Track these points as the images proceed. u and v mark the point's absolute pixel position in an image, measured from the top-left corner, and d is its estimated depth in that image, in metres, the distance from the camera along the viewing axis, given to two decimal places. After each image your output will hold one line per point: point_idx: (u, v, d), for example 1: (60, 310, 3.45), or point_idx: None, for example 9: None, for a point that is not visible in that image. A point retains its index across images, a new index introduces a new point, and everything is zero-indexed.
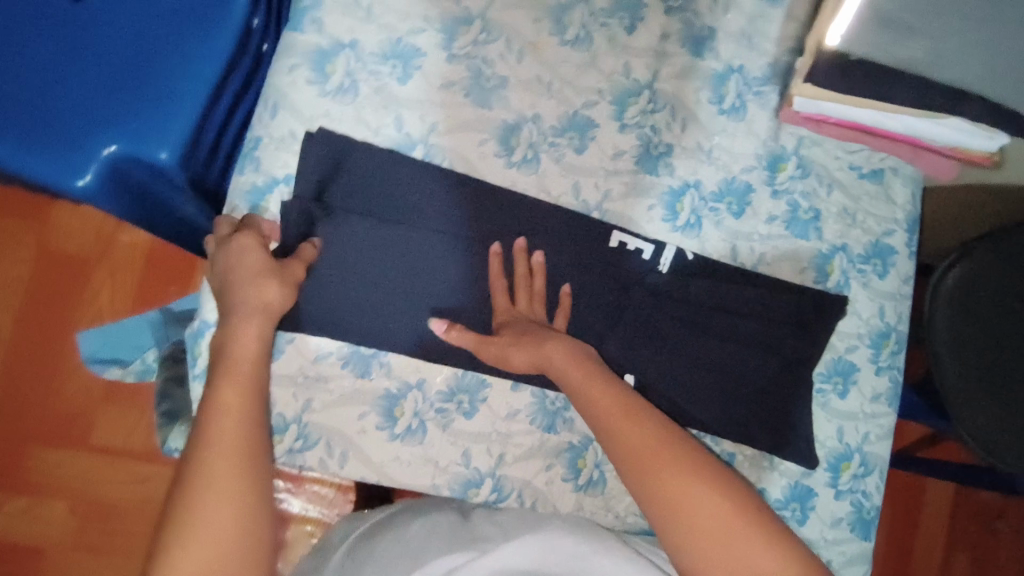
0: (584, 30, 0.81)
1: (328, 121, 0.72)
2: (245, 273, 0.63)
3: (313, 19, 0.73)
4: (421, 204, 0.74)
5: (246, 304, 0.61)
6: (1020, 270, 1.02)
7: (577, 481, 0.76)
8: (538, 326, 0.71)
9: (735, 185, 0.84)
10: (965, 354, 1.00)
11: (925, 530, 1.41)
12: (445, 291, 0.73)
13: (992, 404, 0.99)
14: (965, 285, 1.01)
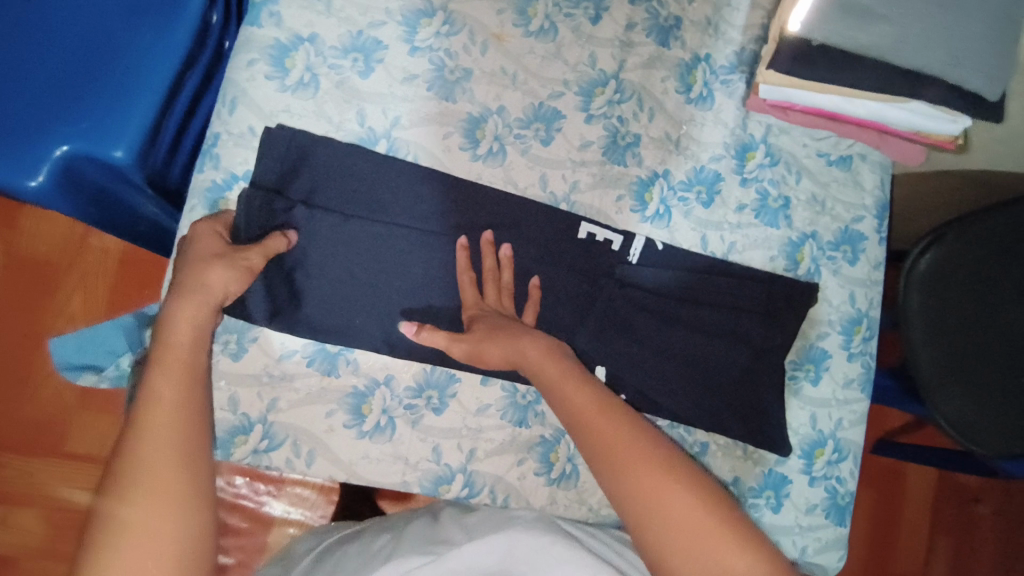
0: (548, 21, 0.80)
1: (289, 117, 0.71)
2: (194, 268, 0.62)
3: (270, 12, 0.71)
4: (387, 200, 0.73)
5: (193, 299, 0.61)
6: (993, 254, 1.01)
7: (550, 475, 0.76)
8: (508, 320, 0.71)
9: (704, 174, 0.84)
10: (937, 339, 1.01)
11: (909, 517, 1.43)
12: (413, 288, 0.72)
13: (966, 388, 1.00)
14: (937, 271, 1.02)
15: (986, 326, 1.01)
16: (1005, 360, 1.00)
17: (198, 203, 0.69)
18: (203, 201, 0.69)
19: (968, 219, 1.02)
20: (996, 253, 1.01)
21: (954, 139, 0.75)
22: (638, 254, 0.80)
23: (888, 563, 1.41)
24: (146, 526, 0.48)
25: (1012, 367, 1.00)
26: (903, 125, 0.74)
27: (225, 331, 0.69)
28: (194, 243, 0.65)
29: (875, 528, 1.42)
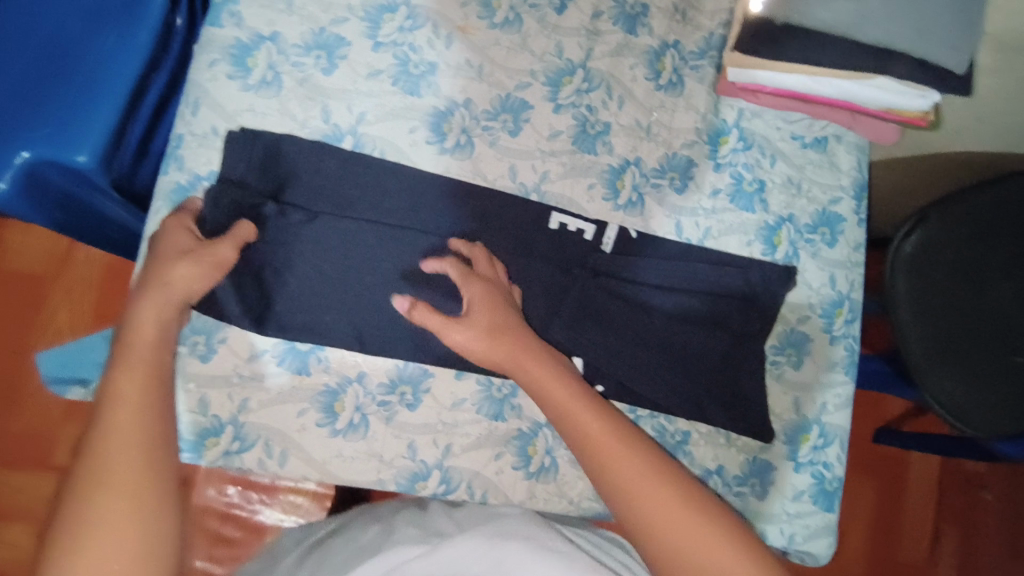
0: (513, 12, 0.80)
1: (252, 115, 0.71)
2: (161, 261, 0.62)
3: (231, 12, 0.72)
4: (356, 196, 0.72)
5: (158, 295, 0.61)
6: (974, 234, 1.01)
7: (528, 468, 0.75)
8: (494, 293, 0.69)
9: (677, 160, 0.83)
10: (926, 321, 0.99)
11: (913, 506, 1.41)
12: (385, 283, 0.72)
13: (956, 369, 0.99)
14: (923, 252, 1.00)
15: (971, 308, 1.00)
16: (993, 341, 1.00)
17: (162, 204, 0.69)
18: (167, 203, 0.69)
19: (949, 200, 1.01)
20: (976, 234, 1.00)
21: (925, 115, 0.74)
22: (612, 242, 0.80)
23: (895, 554, 1.39)
24: (110, 532, 0.48)
25: (1000, 347, 0.99)
26: (874, 103, 0.73)
27: (193, 333, 0.69)
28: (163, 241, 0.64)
29: (880, 519, 1.40)
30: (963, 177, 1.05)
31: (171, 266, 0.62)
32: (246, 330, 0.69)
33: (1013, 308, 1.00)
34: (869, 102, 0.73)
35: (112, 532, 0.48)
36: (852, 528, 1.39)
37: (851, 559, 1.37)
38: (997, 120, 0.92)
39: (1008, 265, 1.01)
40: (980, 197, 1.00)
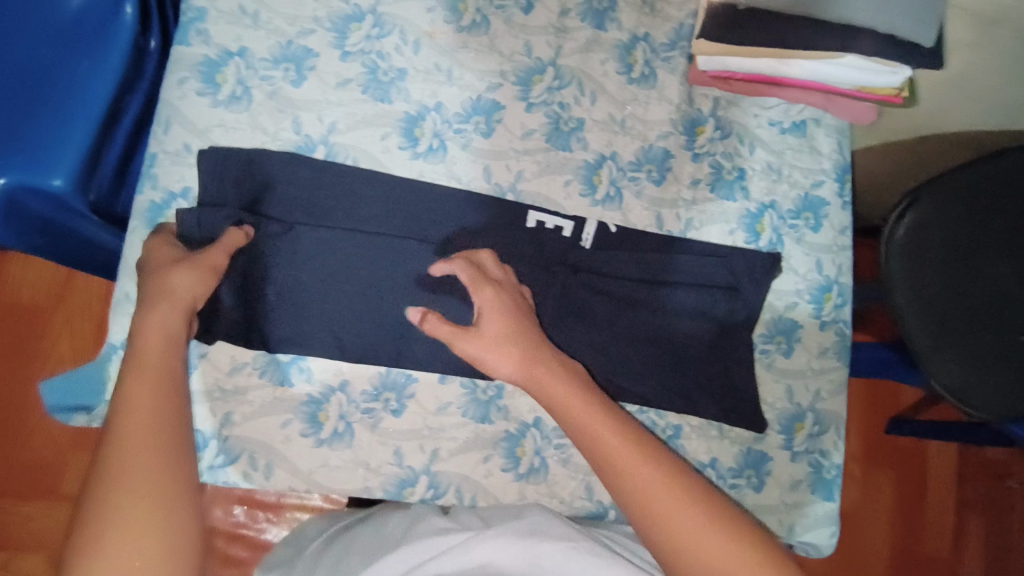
0: (480, 14, 0.80)
1: (223, 130, 0.72)
2: (154, 266, 0.63)
3: (198, 30, 0.73)
4: (337, 205, 0.73)
5: (152, 295, 0.61)
6: (977, 206, 0.92)
7: (518, 470, 0.74)
8: (507, 291, 0.69)
9: (653, 152, 0.83)
10: (927, 304, 0.91)
11: (934, 495, 1.38)
12: (375, 289, 0.72)
13: (964, 352, 0.90)
14: (922, 232, 0.92)
15: (982, 288, 0.91)
16: (1005, 324, 0.91)
17: (137, 222, 0.69)
18: (142, 221, 0.70)
19: (945, 175, 0.93)
20: (981, 209, 0.92)
21: (899, 93, 0.76)
22: (593, 237, 0.79)
23: (919, 545, 1.36)
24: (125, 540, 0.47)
25: (1014, 330, 0.91)
26: (845, 82, 0.75)
27: None
28: (151, 255, 0.65)
29: (902, 511, 1.37)
30: (952, 154, 1.04)
31: (167, 275, 0.62)
32: (227, 343, 0.70)
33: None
34: (840, 80, 0.75)
35: (128, 556, 0.47)
36: (873, 521, 1.36)
37: (874, 553, 1.35)
38: (980, 93, 0.91)
39: (1017, 241, 0.92)
40: (979, 169, 0.92)
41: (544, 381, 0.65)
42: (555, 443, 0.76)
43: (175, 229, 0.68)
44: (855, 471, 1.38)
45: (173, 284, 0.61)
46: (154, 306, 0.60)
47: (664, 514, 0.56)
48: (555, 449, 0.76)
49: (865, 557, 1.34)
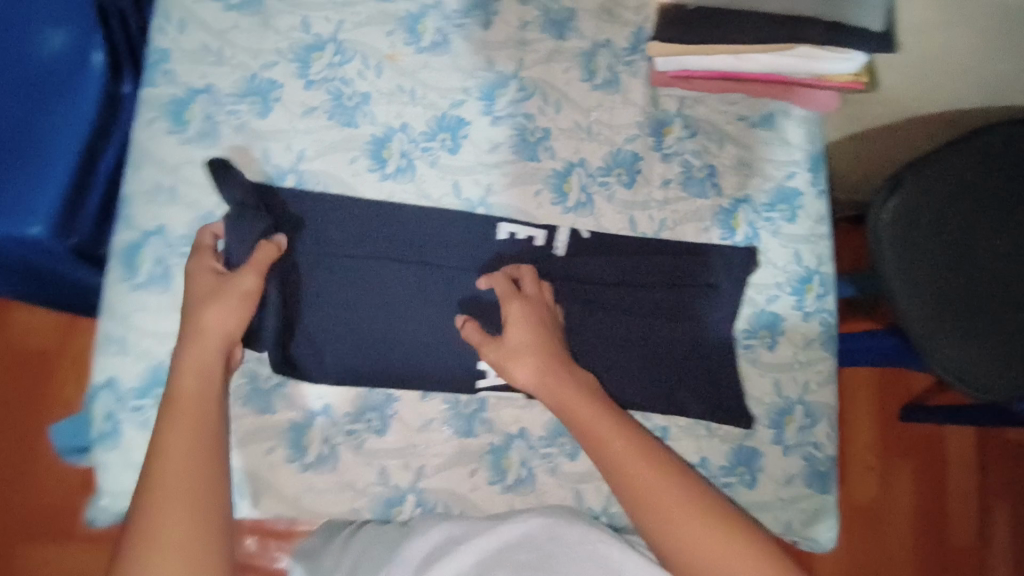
0: (441, 34, 0.82)
1: (194, 166, 0.74)
2: (199, 292, 0.64)
3: (164, 71, 0.75)
4: (360, 225, 0.76)
5: (199, 331, 0.61)
6: (966, 184, 0.89)
7: (505, 482, 0.74)
8: (542, 308, 0.71)
9: (622, 156, 0.83)
10: (920, 285, 0.89)
11: (956, 483, 1.36)
12: (406, 304, 0.75)
13: (960, 332, 0.88)
14: (911, 215, 0.90)
15: (975, 268, 0.89)
16: (1000, 302, 0.88)
17: (114, 263, 0.71)
18: (119, 261, 0.71)
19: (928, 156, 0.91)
20: (968, 188, 0.90)
21: (857, 78, 0.80)
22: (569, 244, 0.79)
23: (944, 535, 1.33)
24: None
25: (1012, 307, 0.88)
26: (798, 73, 0.81)
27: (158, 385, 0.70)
28: (190, 282, 0.65)
29: (925, 502, 1.34)
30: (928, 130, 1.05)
31: (200, 311, 0.62)
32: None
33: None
34: (794, 72, 0.80)
35: None
36: (895, 513, 1.33)
37: (899, 546, 1.32)
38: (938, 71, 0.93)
39: (1007, 218, 0.90)
40: (964, 146, 0.90)
41: (562, 389, 0.66)
42: (541, 453, 0.76)
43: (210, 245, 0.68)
44: (872, 463, 1.35)
45: (207, 318, 0.62)
46: (188, 347, 0.61)
47: (680, 534, 0.56)
48: (541, 459, 0.76)
49: (891, 551, 1.31)
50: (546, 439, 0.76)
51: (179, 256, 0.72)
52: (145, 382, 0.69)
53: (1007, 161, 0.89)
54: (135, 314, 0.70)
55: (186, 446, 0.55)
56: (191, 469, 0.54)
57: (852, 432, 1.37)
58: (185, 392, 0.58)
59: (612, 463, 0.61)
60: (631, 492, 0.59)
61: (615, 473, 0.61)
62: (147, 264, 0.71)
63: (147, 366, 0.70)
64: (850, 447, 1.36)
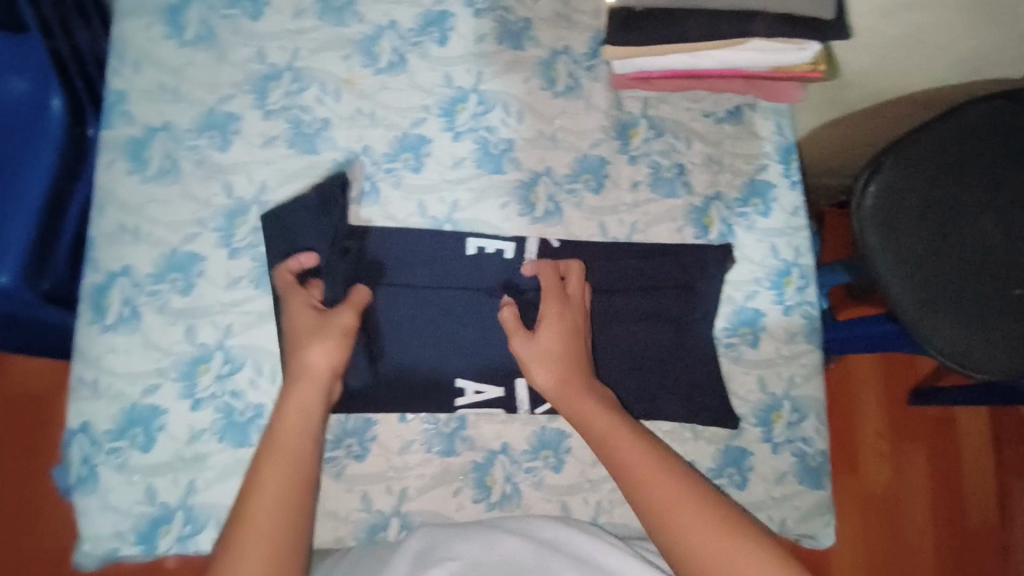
0: (397, 54, 0.81)
1: (155, 206, 0.75)
2: (300, 332, 0.68)
3: (123, 113, 0.76)
4: (402, 242, 0.77)
5: (298, 373, 0.65)
6: (946, 164, 0.87)
7: (490, 499, 0.74)
8: (575, 312, 0.73)
9: (589, 161, 0.83)
10: (909, 267, 0.86)
11: (971, 463, 1.33)
12: (463, 312, 0.77)
13: (954, 312, 0.85)
14: (895, 195, 0.87)
15: (964, 245, 0.86)
16: (993, 279, 0.85)
17: (84, 306, 0.72)
18: (87, 303, 0.72)
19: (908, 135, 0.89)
20: (950, 164, 0.87)
21: (813, 66, 0.79)
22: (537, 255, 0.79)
23: (963, 518, 1.30)
24: None
25: (1005, 283, 0.85)
26: (755, 65, 0.78)
27: (133, 425, 0.70)
28: (292, 320, 0.69)
29: (939, 484, 1.32)
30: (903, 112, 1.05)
31: (303, 351, 0.66)
32: (184, 412, 0.71)
33: (1013, 238, 0.86)
34: (750, 64, 0.78)
35: None
36: (911, 499, 1.31)
37: (915, 533, 1.29)
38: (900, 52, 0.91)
39: (994, 192, 0.87)
40: (941, 125, 0.88)
41: (580, 402, 0.68)
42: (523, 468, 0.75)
43: (296, 278, 0.73)
44: (884, 449, 1.33)
45: (312, 359, 0.66)
46: (295, 383, 0.65)
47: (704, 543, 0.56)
48: (524, 474, 0.75)
49: (907, 537, 1.29)
50: (529, 453, 0.75)
51: (147, 295, 0.73)
52: (121, 424, 0.70)
53: (990, 134, 0.87)
54: (107, 356, 0.71)
55: (280, 485, 0.59)
56: (281, 510, 0.57)
57: (862, 421, 1.34)
58: (288, 431, 0.62)
59: (631, 477, 0.62)
60: (649, 503, 0.60)
61: (633, 486, 0.62)
62: (116, 305, 0.72)
63: (121, 407, 0.70)
64: (860, 434, 1.33)
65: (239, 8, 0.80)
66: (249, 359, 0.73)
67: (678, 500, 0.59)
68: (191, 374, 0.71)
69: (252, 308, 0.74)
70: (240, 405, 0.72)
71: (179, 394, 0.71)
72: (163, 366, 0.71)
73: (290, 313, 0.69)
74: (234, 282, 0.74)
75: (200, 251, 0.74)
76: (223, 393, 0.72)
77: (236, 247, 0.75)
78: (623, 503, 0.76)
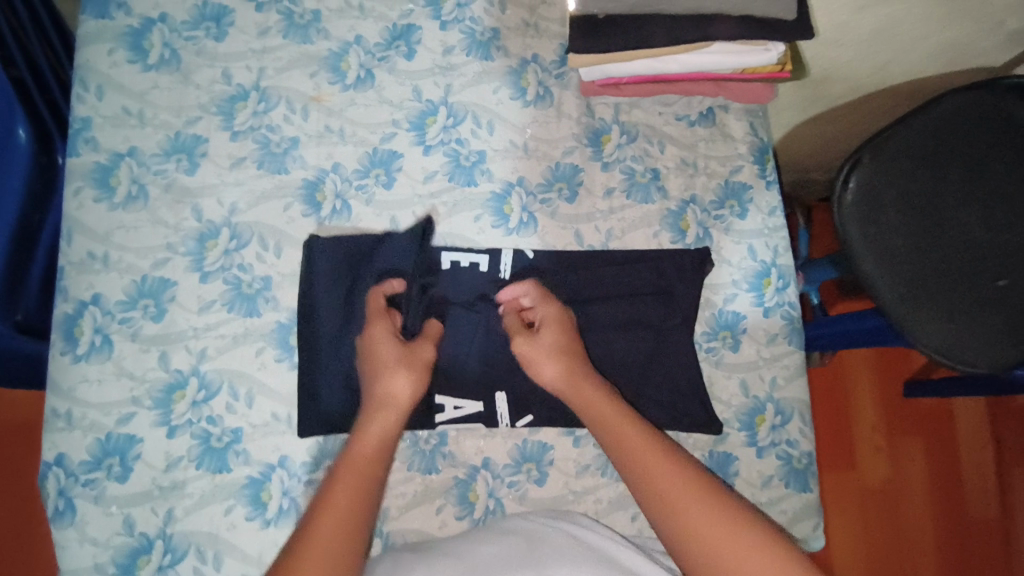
0: (364, 69, 0.93)
1: (127, 232, 0.86)
2: (385, 362, 0.78)
3: (86, 139, 0.87)
4: (403, 264, 0.89)
5: (378, 398, 0.76)
6: (925, 156, 0.85)
7: (472, 515, 0.85)
8: (563, 313, 0.85)
9: (562, 170, 0.94)
10: (892, 265, 0.86)
11: (968, 448, 1.45)
12: (471, 322, 0.88)
13: (937, 308, 0.86)
14: (873, 195, 0.86)
15: (946, 237, 0.86)
16: (975, 271, 0.86)
17: (57, 333, 0.83)
18: (61, 330, 0.83)
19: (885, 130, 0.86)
20: (931, 155, 0.85)
21: (781, 67, 0.88)
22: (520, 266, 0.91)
23: (960, 506, 1.43)
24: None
25: (988, 275, 0.85)
26: (718, 67, 0.86)
27: (109, 456, 0.81)
28: (376, 348, 0.80)
29: (938, 471, 1.45)
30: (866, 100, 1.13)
31: (387, 380, 0.77)
32: (160, 438, 0.83)
33: (995, 229, 0.85)
34: (713, 66, 0.86)
35: None
36: (907, 489, 1.44)
37: (916, 518, 1.43)
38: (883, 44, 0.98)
39: (975, 181, 0.85)
40: (917, 118, 0.85)
41: (587, 393, 0.78)
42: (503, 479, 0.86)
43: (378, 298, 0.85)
44: (880, 443, 1.47)
45: (396, 390, 0.76)
46: (371, 410, 0.76)
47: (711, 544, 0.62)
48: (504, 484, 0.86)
49: (907, 522, 1.43)
50: (510, 469, 0.87)
51: (118, 323, 0.84)
52: (96, 455, 0.81)
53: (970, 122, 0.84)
54: (77, 387, 0.82)
55: (359, 478, 0.70)
56: (357, 501, 0.68)
57: (858, 415, 1.48)
58: (365, 440, 0.73)
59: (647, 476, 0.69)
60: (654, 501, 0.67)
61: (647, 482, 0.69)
62: (87, 332, 0.83)
63: (96, 439, 0.81)
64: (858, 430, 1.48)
65: (202, 30, 0.92)
66: (223, 384, 0.85)
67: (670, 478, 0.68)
68: (167, 402, 0.83)
69: (225, 331, 0.86)
70: (216, 431, 0.84)
71: (156, 421, 0.83)
72: (137, 394, 0.83)
73: (370, 343, 0.80)
74: (206, 305, 0.86)
75: (170, 275, 0.86)
76: (200, 419, 0.84)
77: (206, 272, 0.87)
78: (607, 514, 0.87)
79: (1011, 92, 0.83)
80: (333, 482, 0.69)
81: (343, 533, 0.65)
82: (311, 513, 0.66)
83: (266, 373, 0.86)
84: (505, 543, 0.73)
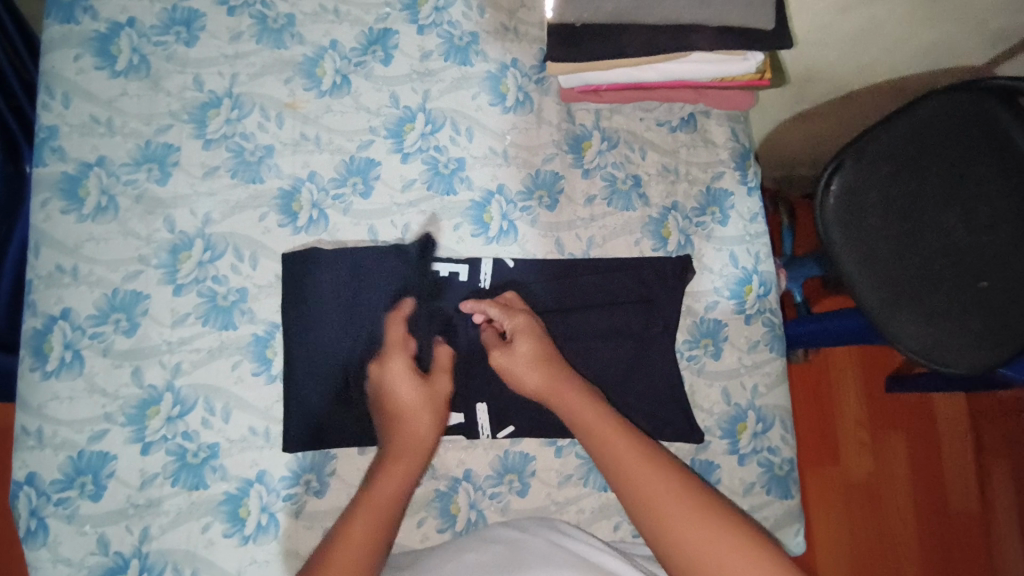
0: (339, 74, 0.97)
1: (96, 245, 0.89)
2: (406, 400, 0.84)
3: (52, 148, 0.90)
4: (387, 276, 0.92)
5: (407, 445, 0.82)
6: (903, 163, 0.99)
7: (454, 528, 0.89)
8: (533, 321, 0.87)
9: (543, 178, 0.98)
10: (874, 265, 0.99)
11: (949, 451, 1.52)
12: (448, 332, 0.91)
13: (917, 308, 0.97)
14: (853, 196, 1.00)
15: (925, 240, 0.99)
16: (954, 271, 0.97)
17: (27, 346, 0.85)
18: (31, 345, 0.85)
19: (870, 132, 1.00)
20: (909, 160, 0.98)
21: (760, 75, 0.91)
22: (508, 272, 0.94)
23: (941, 499, 1.50)
24: None
25: (968, 274, 0.96)
26: (697, 76, 0.90)
27: (82, 474, 0.84)
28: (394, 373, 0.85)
29: (922, 475, 1.51)
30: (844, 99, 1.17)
31: (413, 425, 0.83)
32: (133, 455, 0.85)
33: (977, 232, 0.96)
34: (692, 75, 0.90)
35: None
36: (890, 485, 1.51)
37: (900, 527, 1.49)
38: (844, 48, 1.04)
39: (958, 189, 0.97)
40: (894, 124, 0.98)
41: (568, 396, 0.81)
42: (487, 486, 0.91)
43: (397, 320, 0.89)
44: (865, 438, 1.54)
45: (423, 430, 0.83)
46: (388, 464, 0.81)
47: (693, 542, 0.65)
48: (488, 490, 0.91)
49: (891, 533, 1.48)
50: (492, 481, 0.91)
51: (89, 338, 0.87)
52: (68, 475, 0.83)
53: (947, 133, 0.97)
54: (45, 404, 0.84)
55: (382, 508, 0.77)
56: (380, 524, 0.76)
57: (841, 412, 1.55)
58: (384, 479, 0.80)
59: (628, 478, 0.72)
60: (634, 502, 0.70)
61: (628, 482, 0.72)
62: (57, 347, 0.86)
63: (67, 455, 0.84)
64: (843, 442, 1.53)
65: (172, 34, 0.94)
66: (198, 400, 0.88)
67: (654, 485, 0.70)
68: (141, 419, 0.86)
69: (199, 345, 0.89)
70: (193, 447, 0.87)
71: (128, 439, 0.85)
72: (110, 411, 0.86)
73: (392, 385, 0.84)
74: (180, 318, 0.89)
75: (143, 288, 0.89)
76: (175, 436, 0.86)
77: (180, 285, 0.90)
78: (589, 522, 0.92)
79: (1001, 102, 0.94)
80: (353, 514, 0.76)
81: (365, 550, 0.73)
82: (336, 535, 0.74)
83: (244, 388, 0.89)
84: (478, 554, 0.74)
